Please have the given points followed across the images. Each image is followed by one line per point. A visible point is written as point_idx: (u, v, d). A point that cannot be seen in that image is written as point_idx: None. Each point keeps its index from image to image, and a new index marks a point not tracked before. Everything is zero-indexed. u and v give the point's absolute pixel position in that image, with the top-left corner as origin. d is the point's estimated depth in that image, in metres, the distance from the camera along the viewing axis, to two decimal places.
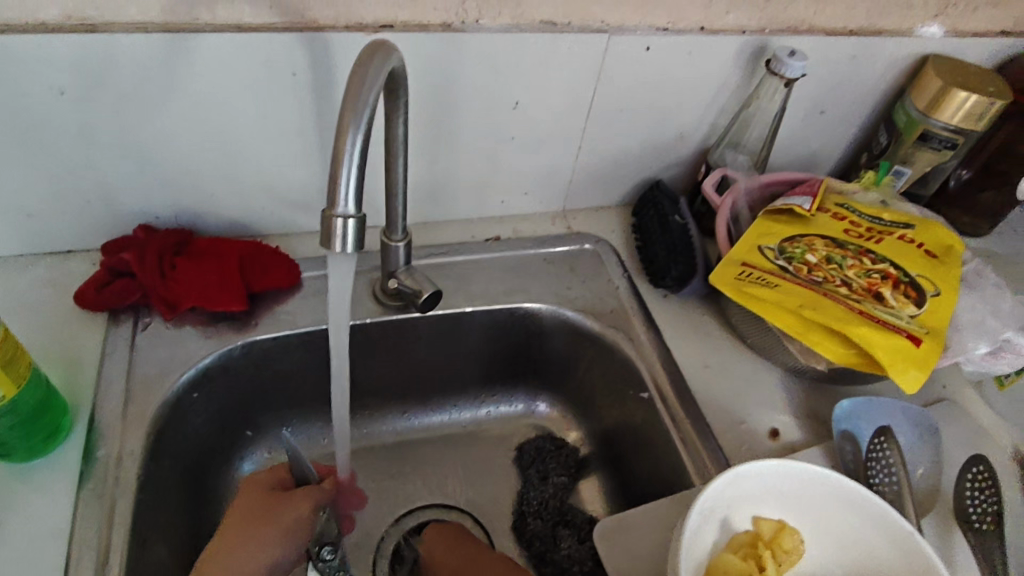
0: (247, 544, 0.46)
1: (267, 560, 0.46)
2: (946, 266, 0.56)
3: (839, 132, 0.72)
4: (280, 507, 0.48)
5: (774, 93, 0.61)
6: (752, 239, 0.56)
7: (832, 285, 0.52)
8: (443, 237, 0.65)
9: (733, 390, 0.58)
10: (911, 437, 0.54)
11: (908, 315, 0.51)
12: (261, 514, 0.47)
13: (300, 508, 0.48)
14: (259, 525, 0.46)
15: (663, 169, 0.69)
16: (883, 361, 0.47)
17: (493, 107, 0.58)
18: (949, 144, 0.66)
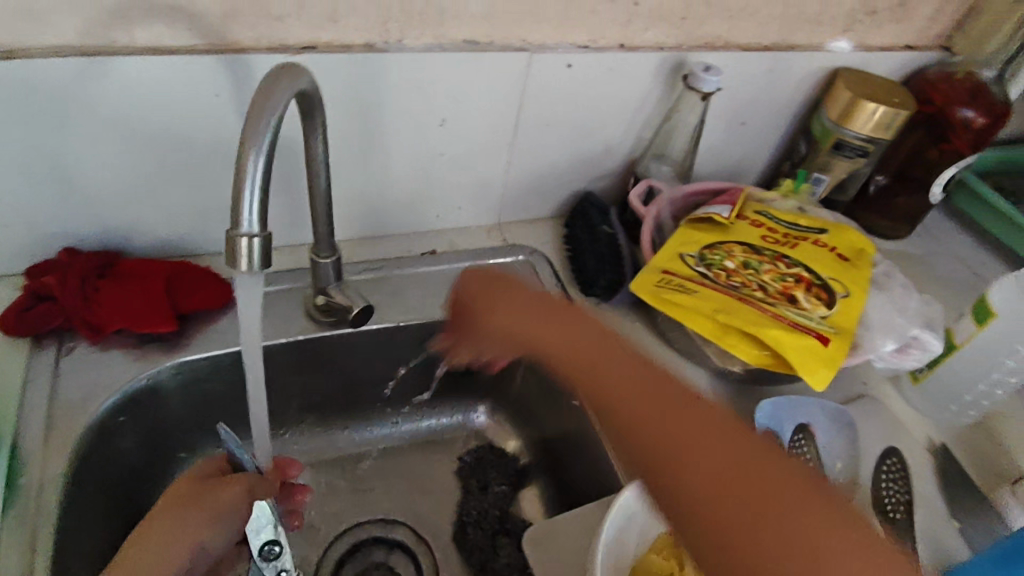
0: (174, 531, 0.43)
1: (194, 547, 0.43)
2: (856, 268, 0.59)
3: (762, 142, 0.75)
4: (212, 492, 0.45)
5: (694, 107, 0.64)
6: (673, 247, 0.58)
7: (749, 290, 0.55)
8: (378, 253, 0.66)
9: None
10: (829, 432, 0.57)
11: (819, 316, 0.54)
12: (195, 498, 0.45)
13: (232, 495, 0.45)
14: (191, 511, 0.44)
15: (594, 181, 0.71)
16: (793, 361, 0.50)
17: (422, 124, 0.59)
18: (861, 152, 0.69)
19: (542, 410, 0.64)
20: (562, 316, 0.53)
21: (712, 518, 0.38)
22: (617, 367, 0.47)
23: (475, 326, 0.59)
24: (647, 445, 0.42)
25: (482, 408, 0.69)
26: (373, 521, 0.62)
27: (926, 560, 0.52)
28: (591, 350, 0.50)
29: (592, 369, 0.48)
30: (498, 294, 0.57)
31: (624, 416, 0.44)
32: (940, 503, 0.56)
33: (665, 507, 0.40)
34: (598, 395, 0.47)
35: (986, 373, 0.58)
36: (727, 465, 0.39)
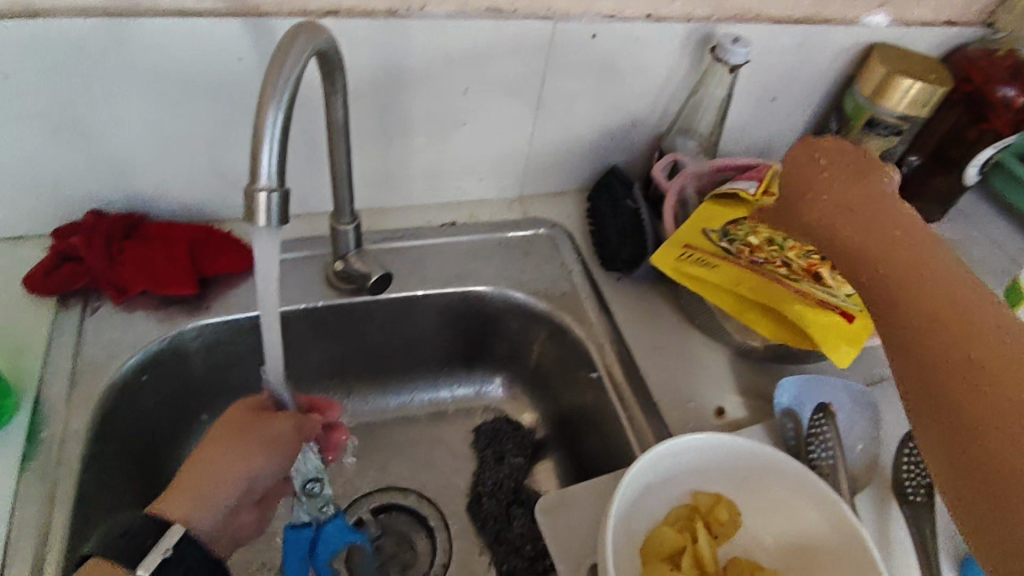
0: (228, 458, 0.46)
1: (249, 472, 0.46)
2: None
3: (791, 120, 0.73)
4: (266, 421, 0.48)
5: (721, 80, 0.62)
6: (696, 223, 0.57)
7: (773, 267, 0.54)
8: (398, 222, 0.66)
9: (680, 370, 0.59)
10: (849, 414, 0.56)
11: (845, 295, 0.52)
12: (246, 427, 0.47)
13: (281, 425, 0.48)
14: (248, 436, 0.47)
15: (617, 155, 0.70)
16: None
17: (443, 93, 0.59)
18: (894, 130, 0.68)
19: (560, 383, 0.64)
20: (878, 213, 0.41)
21: (1011, 432, 0.31)
22: (878, 240, 0.40)
23: (794, 175, 0.44)
24: (960, 340, 0.34)
25: (499, 380, 0.69)
26: (390, 487, 0.63)
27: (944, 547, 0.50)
28: (905, 246, 0.39)
29: (881, 260, 0.39)
30: (819, 179, 0.43)
31: (945, 317, 0.35)
32: None
33: (912, 396, 0.36)
34: (884, 294, 0.38)
35: None
36: (991, 357, 0.33)
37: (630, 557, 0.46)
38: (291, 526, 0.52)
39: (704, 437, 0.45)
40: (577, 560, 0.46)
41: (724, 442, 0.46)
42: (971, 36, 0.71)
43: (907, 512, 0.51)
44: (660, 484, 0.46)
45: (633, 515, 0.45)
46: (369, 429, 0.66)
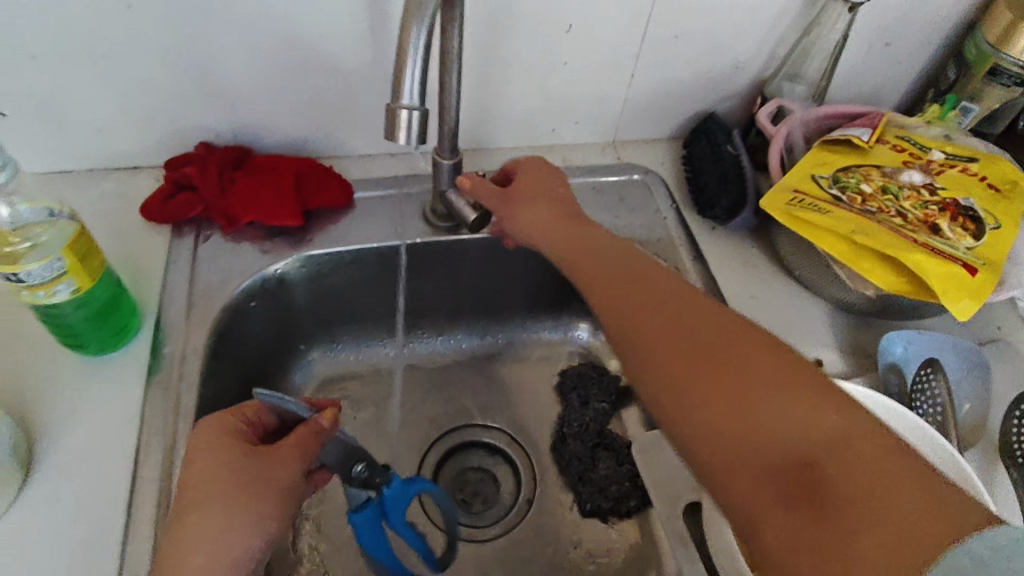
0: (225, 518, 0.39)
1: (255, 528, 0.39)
2: (1009, 200, 0.54)
3: (905, 67, 0.70)
4: (265, 462, 0.41)
5: (837, 20, 0.59)
6: (805, 168, 0.56)
7: (886, 215, 0.52)
8: (496, 162, 0.67)
9: (778, 321, 0.58)
10: (958, 373, 0.54)
11: (965, 247, 0.50)
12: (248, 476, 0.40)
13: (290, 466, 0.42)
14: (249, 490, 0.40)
15: (718, 101, 0.68)
16: (935, 287, 0.47)
17: (546, 30, 0.58)
18: (1018, 80, 0.62)
19: None
20: (606, 250, 0.48)
21: (693, 383, 0.35)
22: (606, 263, 0.47)
23: (511, 200, 0.54)
24: (661, 338, 0.38)
25: (586, 325, 0.69)
26: (475, 425, 0.65)
27: None
28: (611, 266, 0.46)
29: (605, 280, 0.45)
30: (522, 198, 0.55)
31: (640, 320, 0.41)
32: None
33: (647, 392, 0.38)
34: (609, 308, 0.44)
35: None
36: (687, 350, 0.37)
37: None
38: (353, 508, 0.45)
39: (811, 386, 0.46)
40: (675, 496, 0.49)
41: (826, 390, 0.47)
42: None
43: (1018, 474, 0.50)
44: None
45: None
46: (459, 365, 0.68)
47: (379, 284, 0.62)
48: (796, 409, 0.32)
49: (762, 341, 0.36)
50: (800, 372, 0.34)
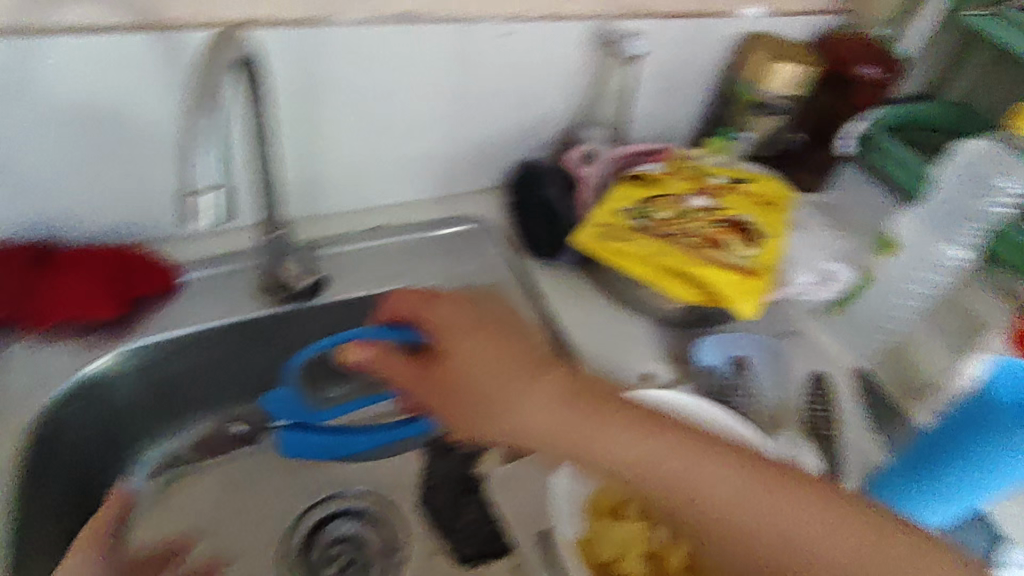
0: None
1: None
2: (779, 213, 0.64)
3: (690, 106, 0.80)
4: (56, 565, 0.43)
5: (612, 72, 0.71)
6: (612, 203, 0.63)
7: (682, 237, 0.60)
8: (331, 229, 0.67)
9: (612, 345, 0.66)
10: (762, 366, 0.64)
11: (748, 257, 0.59)
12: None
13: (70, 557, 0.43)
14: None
15: (534, 150, 0.75)
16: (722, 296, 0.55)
17: (362, 99, 0.61)
18: (777, 109, 0.75)
19: None
20: (516, 380, 0.43)
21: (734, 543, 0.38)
22: (484, 405, 0.43)
23: (451, 375, 0.46)
24: (671, 491, 0.38)
25: None
26: (342, 493, 0.64)
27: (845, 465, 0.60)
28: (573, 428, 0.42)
29: (547, 435, 0.41)
30: (475, 374, 0.44)
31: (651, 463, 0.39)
32: (861, 416, 0.65)
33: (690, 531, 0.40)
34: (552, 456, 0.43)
35: (900, 301, 0.68)
36: (707, 503, 0.38)
37: (581, 515, 0.50)
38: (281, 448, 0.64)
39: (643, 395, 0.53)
40: None
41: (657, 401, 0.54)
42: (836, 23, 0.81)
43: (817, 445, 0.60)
44: None
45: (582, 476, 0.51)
46: None
47: (219, 364, 0.62)
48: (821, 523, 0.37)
49: (688, 461, 0.38)
50: (762, 469, 0.38)
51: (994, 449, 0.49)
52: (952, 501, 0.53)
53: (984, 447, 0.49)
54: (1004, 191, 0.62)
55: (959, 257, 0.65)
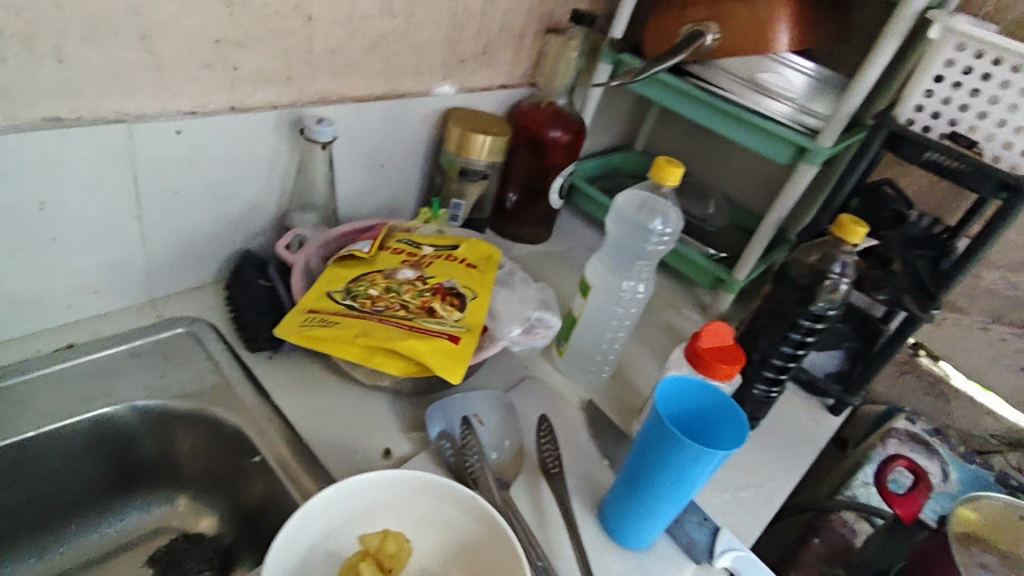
0: None
1: None
2: (483, 272, 0.72)
3: (400, 177, 0.92)
4: None
5: (315, 156, 0.75)
6: (321, 288, 0.66)
7: (390, 310, 0.64)
8: (6, 357, 0.63)
9: (346, 427, 0.66)
10: (490, 418, 0.68)
11: (454, 319, 0.65)
12: None
13: None
14: None
15: (246, 240, 0.78)
16: (429, 363, 0.58)
17: (11, 212, 0.58)
18: (480, 175, 0.90)
19: (238, 477, 0.66)
20: None
21: None
22: None
23: None
24: None
25: (165, 496, 0.69)
26: None
27: (576, 492, 0.67)
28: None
29: None
30: None
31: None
32: (592, 447, 0.71)
33: None
34: None
35: (602, 332, 0.78)
36: None
37: None
38: None
39: (343, 483, 0.50)
40: None
41: (359, 484, 0.52)
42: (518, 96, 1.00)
43: (551, 485, 0.65)
44: (323, 542, 0.51)
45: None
46: None
47: None
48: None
49: None
50: None
51: (686, 468, 0.55)
52: (667, 511, 0.60)
53: (677, 467, 0.55)
54: (657, 233, 0.74)
55: (638, 290, 0.75)
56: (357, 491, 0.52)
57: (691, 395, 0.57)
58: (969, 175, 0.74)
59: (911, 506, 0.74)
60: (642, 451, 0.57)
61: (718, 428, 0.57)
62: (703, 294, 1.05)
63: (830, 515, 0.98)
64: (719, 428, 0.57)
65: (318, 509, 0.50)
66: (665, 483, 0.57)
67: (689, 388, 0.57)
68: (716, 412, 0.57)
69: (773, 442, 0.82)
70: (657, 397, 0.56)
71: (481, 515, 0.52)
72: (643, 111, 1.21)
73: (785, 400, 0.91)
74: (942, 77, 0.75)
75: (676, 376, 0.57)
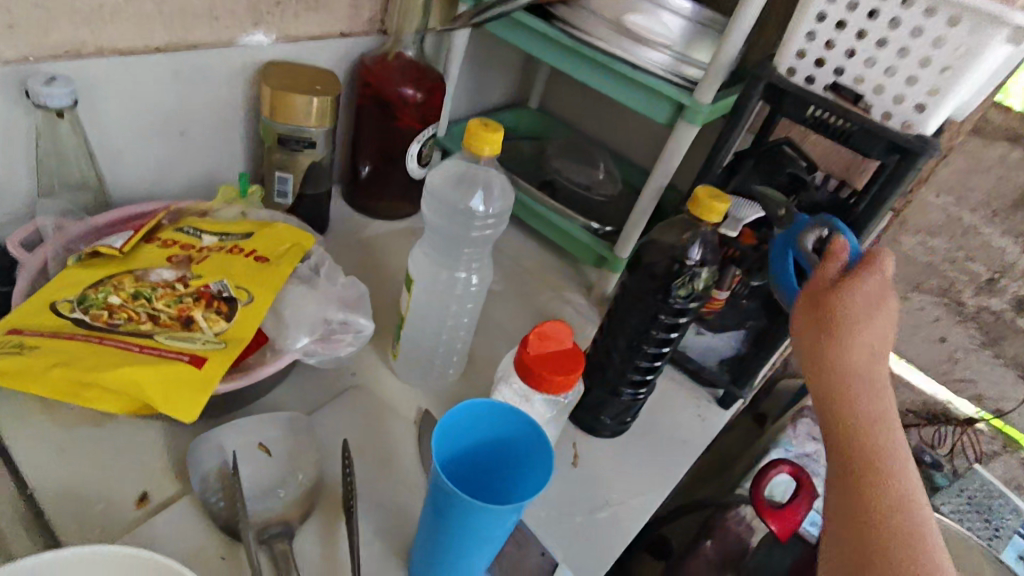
0: None
1: None
2: (273, 267, 0.59)
3: (217, 146, 0.74)
4: None
5: (56, 127, 0.58)
6: (45, 297, 0.52)
7: (131, 325, 0.51)
8: None
9: (96, 469, 0.53)
10: (279, 445, 0.56)
11: (215, 332, 0.52)
12: None
13: None
14: None
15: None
16: (153, 399, 0.45)
17: None
18: (305, 143, 0.73)
19: None
20: None
21: None
22: None
23: None
24: None
25: None
26: None
27: (384, 529, 0.55)
28: (910, 470, 0.51)
29: None
30: None
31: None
32: (417, 472, 0.60)
33: None
34: None
35: (438, 330, 0.66)
36: None
37: None
38: None
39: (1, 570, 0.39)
40: None
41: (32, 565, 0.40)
42: (365, 45, 0.82)
43: (348, 526, 0.53)
44: None
45: None
46: None
47: None
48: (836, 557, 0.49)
49: None
50: None
51: (484, 521, 0.44)
52: (477, 565, 0.49)
53: (473, 524, 0.44)
54: (480, 214, 0.61)
55: (472, 282, 0.63)
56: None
57: (486, 420, 0.47)
58: (855, 135, 0.65)
59: (788, 521, 0.69)
60: (432, 502, 0.46)
61: (524, 456, 0.47)
62: (591, 272, 0.92)
63: (728, 512, 0.89)
64: (527, 458, 0.47)
65: None
66: (462, 539, 0.46)
67: (484, 411, 0.47)
68: (518, 438, 0.47)
69: (645, 446, 0.72)
70: (435, 441, 0.44)
71: None
72: (534, 60, 1.05)
73: (667, 392, 0.81)
74: (825, 16, 0.64)
75: (464, 405, 0.46)
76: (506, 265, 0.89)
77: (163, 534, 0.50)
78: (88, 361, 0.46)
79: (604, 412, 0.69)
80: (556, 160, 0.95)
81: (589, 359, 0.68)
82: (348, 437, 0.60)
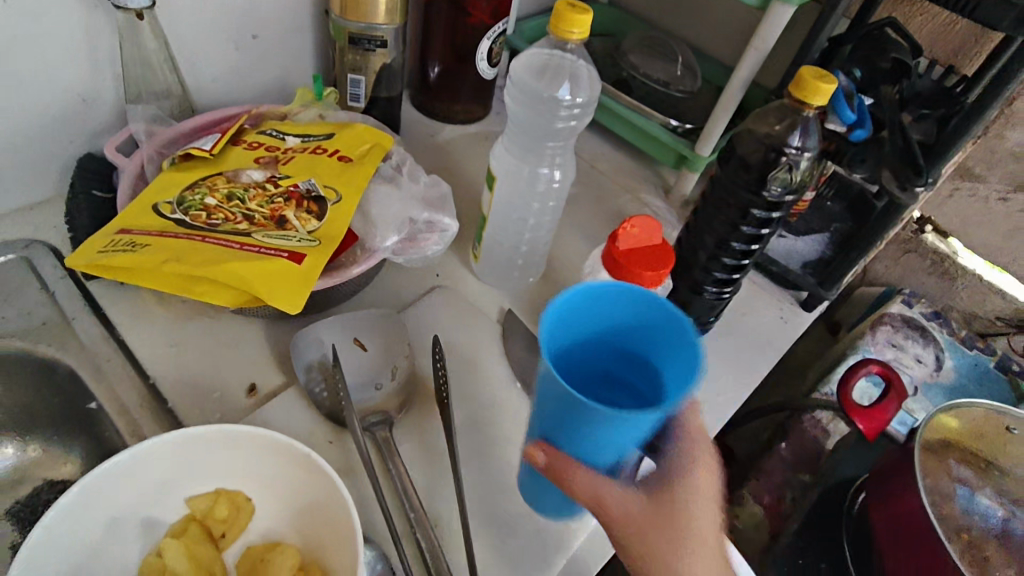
0: None
1: None
2: (356, 166, 0.59)
3: (287, 49, 0.72)
4: None
5: (137, 31, 0.56)
6: (145, 199, 0.53)
7: (229, 224, 0.52)
8: None
9: (206, 362, 0.56)
10: (372, 341, 0.58)
11: (309, 230, 0.53)
12: None
13: None
14: None
15: (91, 139, 0.63)
16: (261, 292, 0.47)
17: None
18: (377, 42, 0.70)
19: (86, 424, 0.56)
20: None
21: None
22: None
23: None
24: None
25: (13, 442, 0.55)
26: None
27: (475, 420, 0.57)
28: None
29: None
30: None
31: (687, 480, 0.42)
32: (502, 368, 0.61)
33: None
34: None
35: (519, 232, 0.65)
36: None
37: None
38: None
39: (151, 441, 0.41)
40: None
41: (163, 444, 0.42)
42: None
43: (442, 416, 0.55)
44: (138, 502, 0.43)
45: (112, 547, 0.42)
46: None
47: None
48: (670, 538, 0.40)
49: None
50: None
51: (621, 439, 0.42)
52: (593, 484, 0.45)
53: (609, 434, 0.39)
54: (566, 103, 0.59)
55: (555, 179, 0.62)
56: (159, 449, 0.42)
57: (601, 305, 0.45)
58: (985, 4, 0.59)
59: (876, 421, 0.68)
60: (551, 405, 0.41)
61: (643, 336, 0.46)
62: (668, 174, 0.89)
63: (803, 415, 0.82)
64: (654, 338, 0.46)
65: (133, 466, 0.41)
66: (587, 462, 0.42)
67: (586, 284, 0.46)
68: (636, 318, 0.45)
69: (728, 346, 0.72)
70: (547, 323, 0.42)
71: (331, 500, 0.42)
72: None
73: (747, 293, 0.79)
74: None
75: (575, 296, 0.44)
76: (579, 168, 0.87)
77: (274, 420, 0.53)
78: (195, 259, 0.48)
79: (688, 311, 0.68)
80: (632, 54, 0.89)
81: (675, 258, 0.67)
82: (437, 334, 0.62)
